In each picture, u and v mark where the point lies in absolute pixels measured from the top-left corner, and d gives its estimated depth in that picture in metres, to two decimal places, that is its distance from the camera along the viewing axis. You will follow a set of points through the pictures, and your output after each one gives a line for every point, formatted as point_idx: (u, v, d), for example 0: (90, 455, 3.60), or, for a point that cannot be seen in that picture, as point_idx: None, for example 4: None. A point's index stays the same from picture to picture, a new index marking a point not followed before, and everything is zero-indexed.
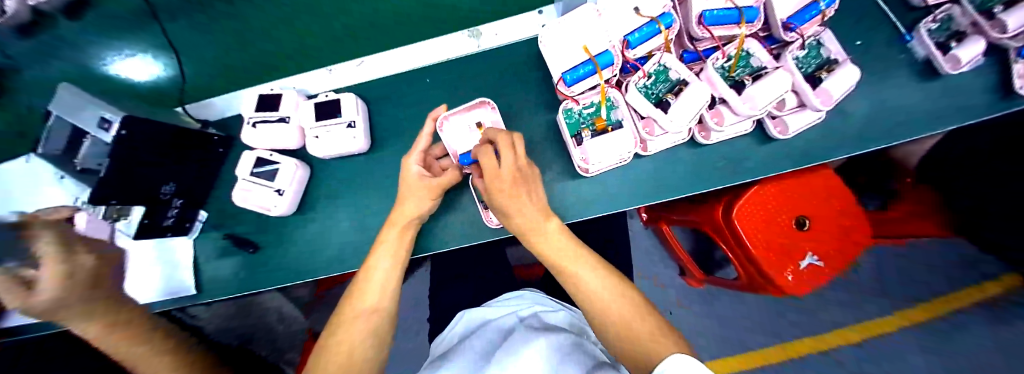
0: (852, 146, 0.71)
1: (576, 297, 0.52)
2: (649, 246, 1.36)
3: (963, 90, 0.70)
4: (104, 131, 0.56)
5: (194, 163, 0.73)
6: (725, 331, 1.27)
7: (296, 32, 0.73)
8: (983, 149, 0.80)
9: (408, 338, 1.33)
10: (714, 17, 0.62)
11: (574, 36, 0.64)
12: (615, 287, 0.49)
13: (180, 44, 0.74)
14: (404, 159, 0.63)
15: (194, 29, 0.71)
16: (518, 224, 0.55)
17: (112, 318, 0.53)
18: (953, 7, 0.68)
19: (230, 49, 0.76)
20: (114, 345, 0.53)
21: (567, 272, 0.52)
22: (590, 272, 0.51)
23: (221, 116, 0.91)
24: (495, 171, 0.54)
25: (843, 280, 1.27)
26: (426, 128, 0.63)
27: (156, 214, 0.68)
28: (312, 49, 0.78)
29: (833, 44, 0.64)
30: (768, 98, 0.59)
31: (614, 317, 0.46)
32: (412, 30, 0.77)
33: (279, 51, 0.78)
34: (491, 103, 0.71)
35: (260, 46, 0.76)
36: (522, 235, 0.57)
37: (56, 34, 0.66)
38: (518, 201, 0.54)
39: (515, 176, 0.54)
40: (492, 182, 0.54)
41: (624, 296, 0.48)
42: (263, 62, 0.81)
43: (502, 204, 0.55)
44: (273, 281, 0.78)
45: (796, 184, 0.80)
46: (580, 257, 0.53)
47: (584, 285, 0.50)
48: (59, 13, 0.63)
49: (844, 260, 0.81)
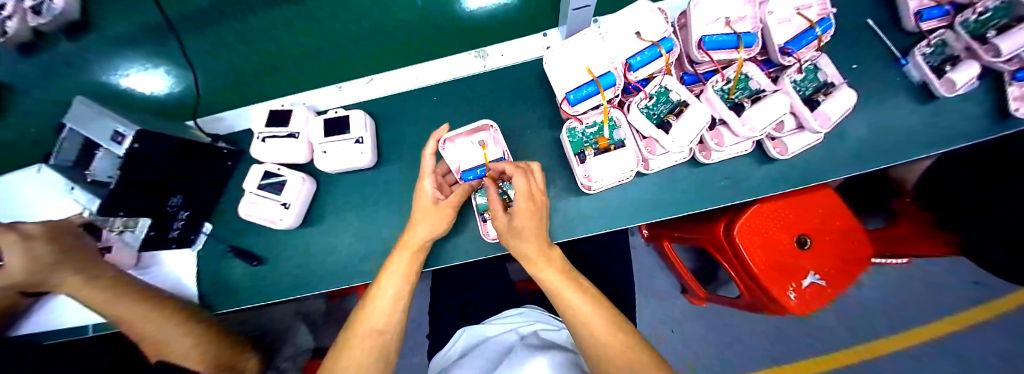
0: (851, 166, 0.72)
1: (571, 329, 0.51)
2: (652, 263, 1.34)
3: (960, 112, 0.72)
4: (116, 144, 0.56)
5: (202, 172, 0.74)
6: (728, 350, 1.24)
7: (297, 34, 0.81)
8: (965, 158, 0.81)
9: (412, 353, 1.31)
10: (713, 42, 0.63)
11: (578, 57, 0.66)
12: (610, 319, 0.49)
13: (195, 59, 0.81)
14: (419, 181, 0.64)
15: (211, 36, 0.80)
16: (528, 248, 0.56)
17: (112, 288, 0.60)
18: (947, 31, 0.70)
19: (233, 48, 0.81)
20: (120, 307, 0.60)
21: (567, 302, 0.51)
22: (587, 303, 0.50)
23: (231, 131, 0.85)
24: (525, 190, 0.56)
25: (847, 297, 1.26)
26: (428, 148, 0.63)
27: (164, 227, 0.69)
28: (311, 49, 0.82)
29: (829, 68, 0.66)
30: (767, 119, 0.61)
31: (613, 348, 0.45)
32: (413, 30, 0.82)
33: (276, 51, 0.82)
34: (494, 125, 0.71)
35: (260, 47, 0.82)
36: (528, 259, 0.57)
37: (52, 54, 0.80)
38: (538, 222, 0.57)
39: (537, 198, 0.58)
40: (523, 201, 0.55)
41: (615, 332, 0.47)
42: (263, 62, 0.83)
43: (518, 226, 0.56)
44: (275, 296, 0.78)
45: (796, 202, 0.81)
46: (580, 286, 0.53)
47: (581, 314, 0.49)
48: (60, 33, 0.78)
49: (847, 280, 0.81)
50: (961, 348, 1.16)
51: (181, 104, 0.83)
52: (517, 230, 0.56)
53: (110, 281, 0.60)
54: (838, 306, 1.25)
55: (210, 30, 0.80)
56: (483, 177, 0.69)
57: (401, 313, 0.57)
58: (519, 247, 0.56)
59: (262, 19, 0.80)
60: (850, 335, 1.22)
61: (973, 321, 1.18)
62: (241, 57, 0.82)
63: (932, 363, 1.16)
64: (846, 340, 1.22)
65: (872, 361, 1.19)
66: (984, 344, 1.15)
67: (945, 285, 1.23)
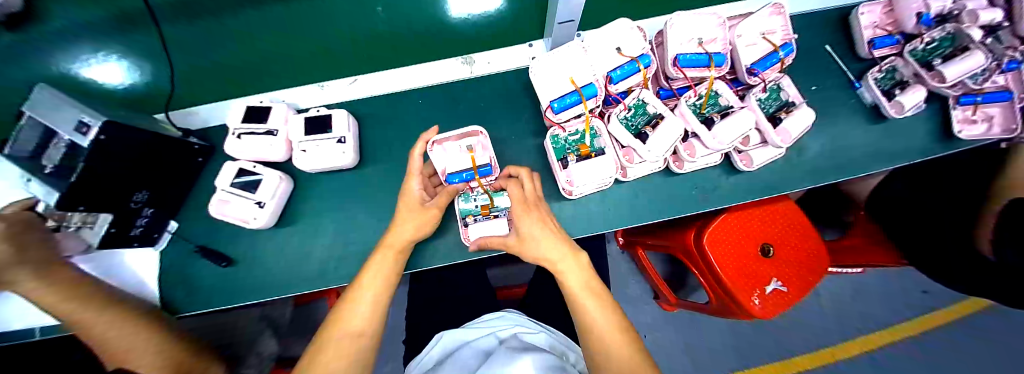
0: (809, 180, 0.78)
1: (584, 333, 0.54)
2: (626, 270, 1.37)
3: (899, 135, 0.81)
4: (82, 135, 0.53)
5: (167, 167, 0.69)
6: (699, 355, 1.29)
7: (283, 31, 0.74)
8: (925, 169, 0.91)
9: (383, 361, 1.28)
10: (687, 60, 0.67)
11: (562, 68, 0.69)
12: (619, 325, 0.53)
13: (168, 50, 0.71)
14: (406, 180, 0.64)
15: (183, 31, 0.69)
16: (549, 249, 0.58)
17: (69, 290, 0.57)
18: (896, 59, 0.78)
19: (215, 48, 0.74)
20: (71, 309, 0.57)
21: (585, 309, 0.54)
22: (601, 310, 0.54)
23: (204, 125, 0.82)
24: (520, 198, 0.62)
25: (806, 304, 1.33)
26: (417, 148, 0.63)
27: (126, 223, 0.64)
28: (300, 54, 0.78)
29: (790, 88, 0.72)
30: (734, 134, 0.65)
31: (625, 360, 0.48)
32: (397, 38, 0.79)
33: (269, 55, 0.77)
34: (483, 131, 0.71)
35: (252, 50, 0.76)
36: (553, 264, 0.59)
37: None
38: (549, 227, 0.61)
39: (534, 203, 0.62)
40: (518, 206, 0.61)
41: (625, 344, 0.50)
42: (255, 66, 0.78)
43: (530, 232, 0.60)
44: (245, 298, 0.75)
45: (761, 211, 0.87)
46: (598, 297, 0.56)
47: (593, 320, 0.53)
48: None
49: (804, 286, 0.86)
50: (907, 353, 1.26)
51: (158, 88, 0.76)
52: (529, 238, 0.59)
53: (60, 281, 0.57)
54: (800, 313, 1.32)
55: (175, 26, 0.68)
56: (469, 182, 0.69)
57: (377, 317, 0.56)
58: (541, 247, 0.58)
59: (244, 20, 0.71)
60: (810, 340, 1.29)
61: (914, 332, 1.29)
62: (225, 46, 0.74)
63: (880, 365, 1.26)
64: (807, 345, 1.29)
65: (829, 365, 1.26)
66: (922, 347, 1.27)
67: (892, 295, 1.33)
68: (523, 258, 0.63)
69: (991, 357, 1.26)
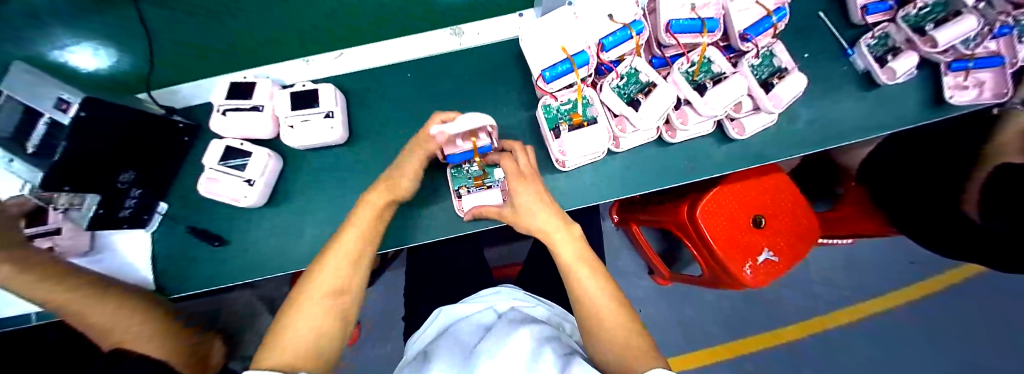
0: (801, 149, 0.79)
1: (578, 305, 0.54)
2: (620, 245, 1.38)
3: (891, 102, 0.81)
4: (61, 112, 0.52)
5: (151, 148, 0.68)
6: (691, 326, 1.33)
7: (282, 31, 0.76)
8: (930, 131, 0.88)
9: (383, 339, 1.30)
10: (680, 26, 0.67)
11: (553, 36, 0.67)
12: (614, 298, 0.54)
13: (156, 47, 0.72)
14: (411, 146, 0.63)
15: (180, 20, 0.72)
16: (542, 222, 0.58)
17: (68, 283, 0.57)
18: (889, 25, 0.76)
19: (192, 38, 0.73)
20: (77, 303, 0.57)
21: (578, 283, 0.55)
22: (597, 283, 0.54)
23: (188, 104, 0.79)
24: (514, 170, 0.61)
25: (796, 275, 1.36)
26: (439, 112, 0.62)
27: (114, 204, 0.63)
28: (285, 43, 0.78)
29: (784, 55, 0.70)
30: (727, 100, 0.65)
31: (619, 332, 0.50)
32: (385, 22, 0.78)
33: (252, 45, 0.76)
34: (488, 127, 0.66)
35: (235, 41, 0.75)
36: (548, 235, 0.58)
37: None
38: (542, 199, 0.60)
39: (528, 175, 0.62)
40: (513, 178, 0.61)
41: (620, 317, 0.51)
42: (240, 56, 0.77)
43: (523, 205, 0.59)
44: (242, 278, 0.75)
45: (755, 183, 0.87)
46: (593, 270, 0.56)
47: (589, 292, 0.53)
48: None
49: (794, 255, 0.88)
50: (891, 318, 1.31)
51: (134, 75, 0.74)
52: (526, 212, 0.59)
53: (36, 272, 0.54)
54: (790, 284, 1.35)
55: (172, 13, 0.71)
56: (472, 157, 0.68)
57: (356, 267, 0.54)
58: (535, 220, 0.58)
59: (245, 20, 0.74)
60: (799, 309, 1.33)
61: (899, 300, 1.33)
62: (220, 42, 0.75)
63: (864, 330, 1.31)
64: (796, 314, 1.33)
65: (816, 332, 1.31)
66: (907, 313, 1.32)
67: (881, 265, 1.36)
68: (518, 230, 0.63)
69: (971, 320, 1.31)
